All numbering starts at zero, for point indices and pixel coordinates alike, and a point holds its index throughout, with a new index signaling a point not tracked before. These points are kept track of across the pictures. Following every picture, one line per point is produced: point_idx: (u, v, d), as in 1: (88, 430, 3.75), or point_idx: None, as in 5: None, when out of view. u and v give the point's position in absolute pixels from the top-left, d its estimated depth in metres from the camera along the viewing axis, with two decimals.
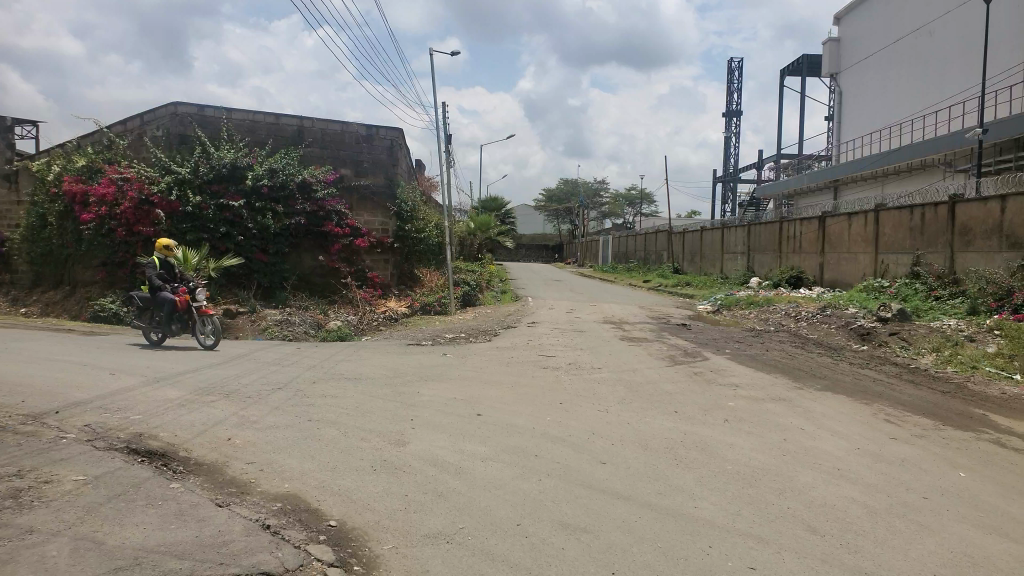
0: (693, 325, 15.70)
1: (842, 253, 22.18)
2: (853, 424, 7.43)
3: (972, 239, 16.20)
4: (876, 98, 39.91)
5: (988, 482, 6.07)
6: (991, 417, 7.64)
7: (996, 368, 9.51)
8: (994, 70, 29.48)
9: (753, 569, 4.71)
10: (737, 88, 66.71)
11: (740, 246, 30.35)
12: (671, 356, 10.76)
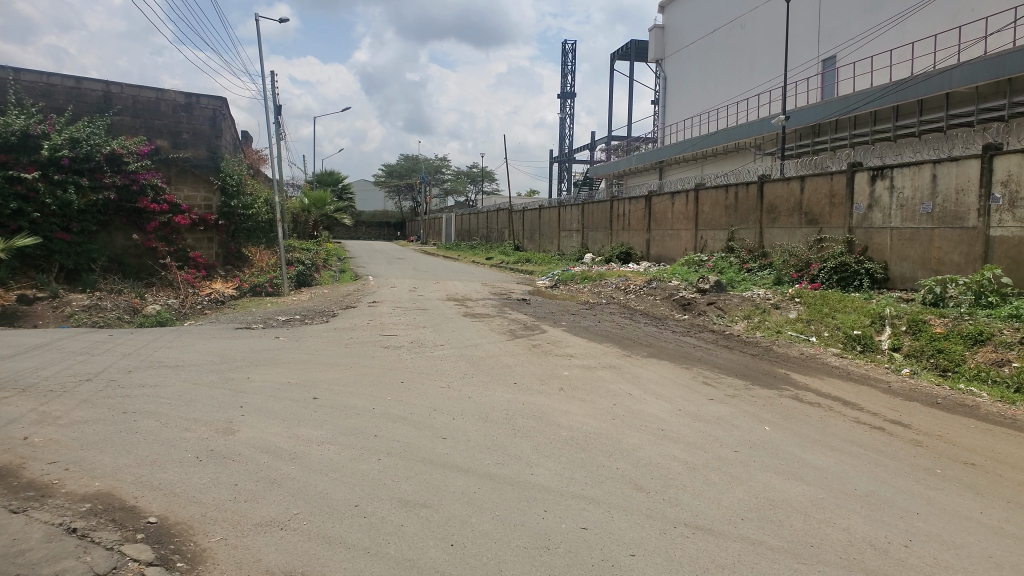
0: (531, 300, 16.11)
1: (666, 230, 23.64)
2: (676, 387, 7.98)
3: (778, 216, 17.74)
4: (695, 85, 42.74)
5: (790, 433, 6.75)
6: (790, 374, 8.51)
7: (796, 332, 10.56)
8: (795, 62, 32.43)
9: (584, 530, 4.97)
10: (571, 71, 68.92)
11: (574, 224, 31.63)
12: (510, 331, 11.00)
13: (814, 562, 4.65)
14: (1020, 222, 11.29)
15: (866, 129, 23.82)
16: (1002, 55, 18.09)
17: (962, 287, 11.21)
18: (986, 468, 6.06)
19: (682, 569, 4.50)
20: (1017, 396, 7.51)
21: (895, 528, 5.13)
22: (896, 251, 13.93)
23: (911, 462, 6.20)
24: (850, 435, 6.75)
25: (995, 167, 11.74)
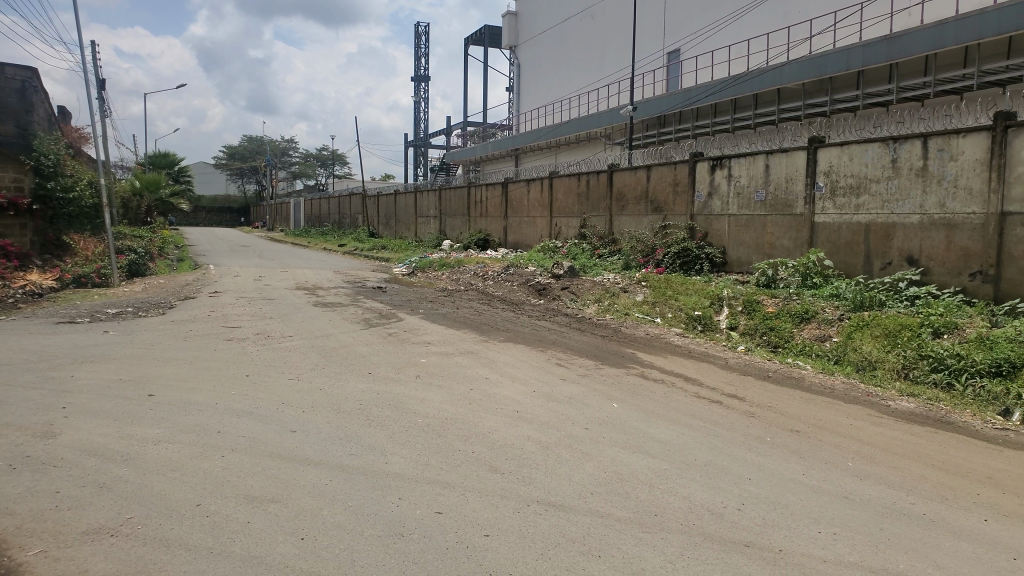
0: (387, 288, 15.90)
1: (522, 217, 24.13)
2: (530, 369, 8.18)
3: (626, 204, 18.50)
4: (549, 73, 43.69)
5: (636, 409, 7.08)
6: (638, 353, 8.95)
7: (643, 314, 11.11)
8: (642, 54, 33.89)
9: (438, 514, 5.00)
10: (424, 54, 68.61)
11: (431, 210, 31.61)
12: (366, 319, 10.83)
13: (657, 530, 4.94)
14: (839, 210, 12.41)
15: (707, 121, 25.29)
16: (823, 54, 19.42)
17: (791, 270, 12.39)
18: (808, 434, 6.63)
19: (534, 546, 4.64)
20: (836, 367, 8.33)
21: (730, 493, 5.54)
22: (734, 236, 14.95)
23: (744, 431, 6.68)
24: (691, 408, 7.17)
25: (819, 158, 12.81)
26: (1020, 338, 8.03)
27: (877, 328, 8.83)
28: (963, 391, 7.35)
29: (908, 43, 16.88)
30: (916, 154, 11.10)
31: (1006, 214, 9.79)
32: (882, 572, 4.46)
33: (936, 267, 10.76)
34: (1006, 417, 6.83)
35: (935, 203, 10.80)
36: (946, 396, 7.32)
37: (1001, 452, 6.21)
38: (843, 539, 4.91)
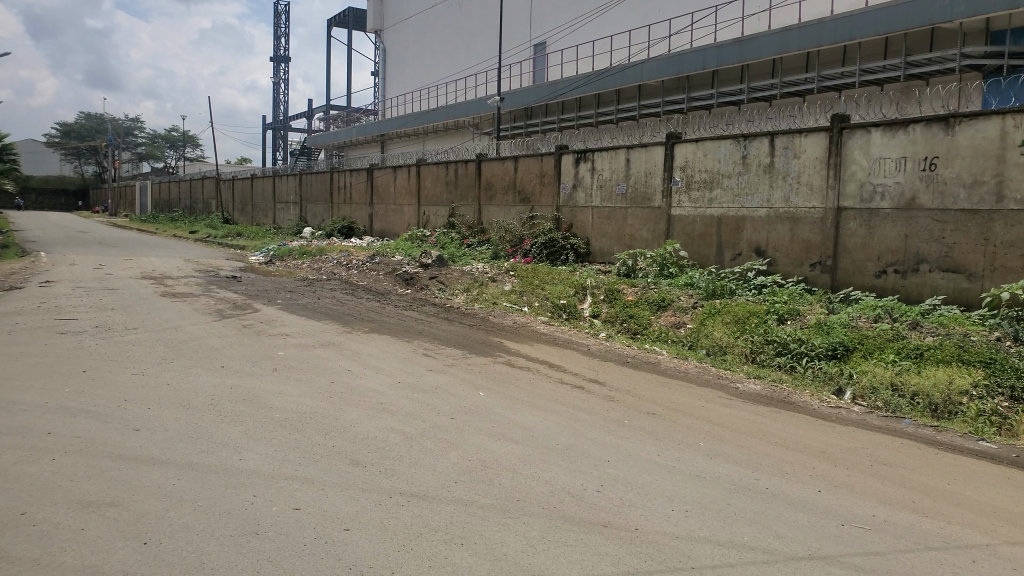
0: (243, 277, 15.19)
1: (389, 205, 23.92)
2: (396, 361, 8.07)
3: (494, 194, 18.69)
4: (415, 59, 43.31)
5: (502, 397, 7.15)
6: (504, 342, 9.06)
7: (511, 303, 11.26)
8: (510, 45, 34.26)
9: (296, 511, 4.84)
10: (284, 34, 66.28)
11: (291, 196, 30.78)
12: (219, 310, 10.31)
13: (520, 515, 5.02)
14: (694, 203, 13.07)
15: (572, 114, 25.87)
16: (682, 54, 19.98)
17: (649, 260, 13.05)
18: (664, 416, 6.93)
19: (396, 537, 4.59)
20: (689, 352, 8.79)
21: (591, 476, 5.72)
22: (597, 227, 15.45)
23: (605, 415, 6.89)
24: (554, 394, 7.33)
25: (676, 154, 13.44)
26: (851, 323, 8.80)
27: (728, 315, 9.40)
28: (803, 372, 7.96)
29: (757, 47, 17.75)
30: (763, 151, 11.84)
31: (841, 208, 10.69)
32: (727, 545, 4.76)
33: (781, 258, 11.57)
34: (838, 395, 7.47)
35: (780, 198, 11.58)
36: (788, 377, 7.91)
37: (833, 427, 6.76)
38: (693, 515, 5.18)
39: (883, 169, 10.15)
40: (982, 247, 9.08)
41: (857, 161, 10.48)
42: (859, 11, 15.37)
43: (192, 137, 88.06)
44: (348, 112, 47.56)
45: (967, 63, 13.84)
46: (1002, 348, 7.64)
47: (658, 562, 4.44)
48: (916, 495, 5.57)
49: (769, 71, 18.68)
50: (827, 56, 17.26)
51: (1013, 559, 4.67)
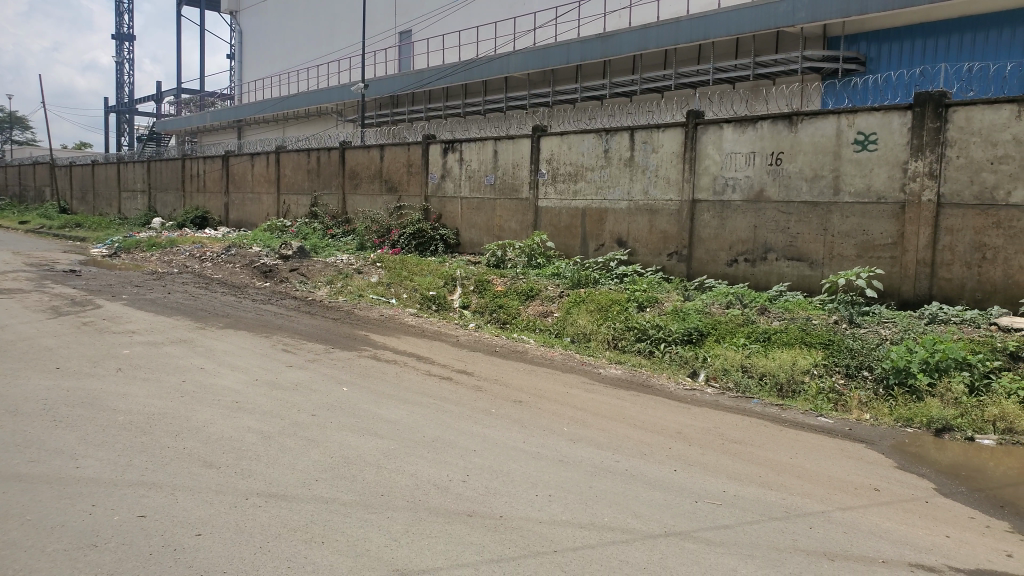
0: (84, 271, 14.16)
1: (246, 194, 23.16)
2: (253, 357, 7.78)
3: (359, 183, 18.44)
4: (274, 42, 41.69)
5: (366, 391, 7.04)
6: (369, 335, 8.94)
7: (377, 295, 11.16)
8: (376, 31, 33.66)
9: (141, 518, 4.57)
10: (129, 11, 61.98)
11: (139, 183, 29.06)
12: (53, 308, 9.53)
13: (383, 510, 4.97)
14: (560, 195, 13.38)
15: (439, 103, 25.59)
16: (547, 47, 20.19)
17: (517, 251, 13.25)
18: (529, 403, 7.05)
19: (253, 540, 4.42)
20: (555, 341, 9.01)
21: (457, 467, 5.74)
22: (466, 218, 15.56)
23: (471, 405, 6.93)
24: (421, 387, 7.30)
25: (541, 146, 13.69)
26: (705, 309, 9.30)
27: (592, 303, 9.71)
28: (661, 357, 8.34)
29: (619, 43, 18.21)
30: (624, 146, 12.24)
31: (697, 201, 11.25)
32: (589, 526, 4.91)
33: (641, 248, 12.05)
34: (693, 377, 7.88)
35: (640, 191, 12.03)
36: (647, 362, 8.25)
37: (687, 408, 7.10)
38: (556, 500, 5.30)
39: (734, 164, 10.75)
40: (822, 237, 9.84)
41: (710, 155, 11.04)
42: (712, 12, 16.11)
43: (22, 119, 80.47)
44: (200, 95, 45.02)
45: (808, 65, 14.71)
46: (837, 330, 8.31)
47: (521, 547, 4.52)
48: (761, 470, 5.96)
49: (630, 68, 19.21)
50: (682, 54, 17.97)
51: (844, 522, 5.10)
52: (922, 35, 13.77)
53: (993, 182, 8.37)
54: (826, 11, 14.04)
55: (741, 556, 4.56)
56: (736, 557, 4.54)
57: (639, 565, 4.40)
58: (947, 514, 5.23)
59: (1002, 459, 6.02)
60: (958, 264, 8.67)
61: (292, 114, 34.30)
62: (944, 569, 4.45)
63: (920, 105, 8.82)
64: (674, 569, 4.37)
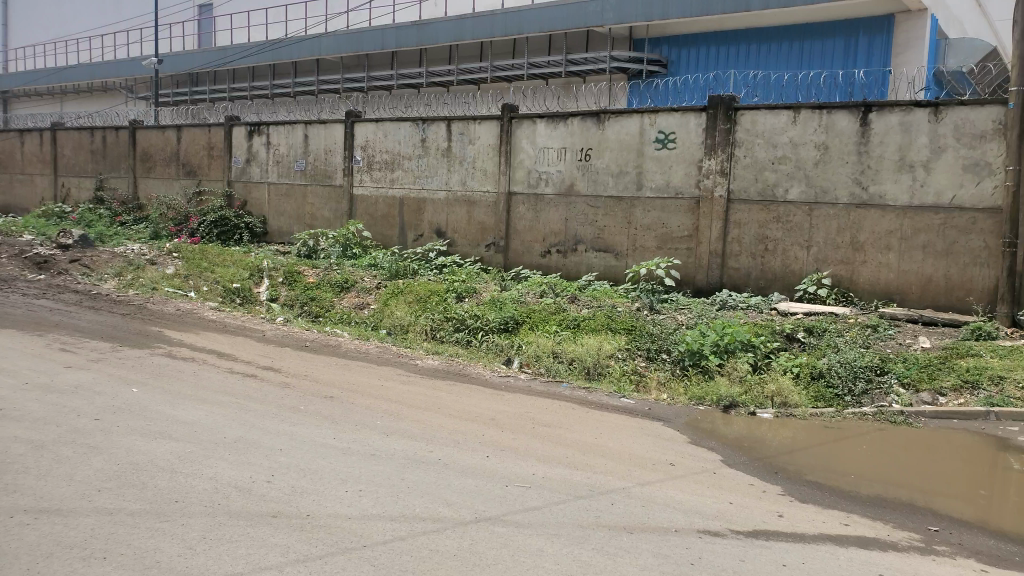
0: None
1: (15, 175, 20.74)
2: (20, 359, 6.97)
3: (152, 166, 17.23)
4: (49, 5, 37.24)
5: (160, 392, 6.55)
6: (164, 332, 8.32)
7: (172, 288, 10.54)
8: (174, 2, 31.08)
9: None
10: None
11: None
12: None
13: (177, 517, 4.63)
14: (376, 183, 13.21)
15: (244, 83, 23.75)
16: (360, 31, 19.48)
17: (330, 241, 12.94)
18: (341, 398, 6.88)
19: (19, 564, 3.96)
20: (371, 333, 8.91)
21: (261, 467, 5.47)
22: (274, 206, 15.02)
23: (279, 403, 6.64)
24: (224, 385, 6.91)
25: (355, 132, 13.43)
26: (520, 299, 9.59)
27: (410, 295, 9.76)
28: (478, 345, 8.49)
29: (434, 32, 18.00)
30: (440, 136, 12.28)
31: (513, 193, 11.51)
32: (400, 518, 4.85)
33: (459, 240, 12.18)
34: (507, 365, 8.07)
35: (457, 181, 12.13)
36: (464, 351, 8.37)
37: (502, 395, 7.26)
38: (367, 494, 5.19)
39: (547, 158, 11.12)
40: (627, 230, 10.43)
41: (524, 148, 11.35)
42: (527, 7, 16.37)
43: None
44: None
45: (615, 65, 15.30)
46: (640, 316, 8.87)
47: (328, 545, 4.37)
48: (569, 451, 6.20)
49: (446, 58, 19.01)
50: (497, 48, 18.01)
51: (642, 496, 5.43)
52: (716, 43, 14.94)
53: (774, 181, 9.30)
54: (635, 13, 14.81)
55: (548, 536, 4.72)
56: (543, 537, 4.69)
57: (449, 553, 4.41)
58: (731, 482, 5.74)
59: (778, 429, 6.68)
60: (744, 255, 9.55)
61: (71, 88, 30.91)
62: (727, 533, 4.86)
63: (713, 108, 9.59)
64: (483, 554, 4.42)
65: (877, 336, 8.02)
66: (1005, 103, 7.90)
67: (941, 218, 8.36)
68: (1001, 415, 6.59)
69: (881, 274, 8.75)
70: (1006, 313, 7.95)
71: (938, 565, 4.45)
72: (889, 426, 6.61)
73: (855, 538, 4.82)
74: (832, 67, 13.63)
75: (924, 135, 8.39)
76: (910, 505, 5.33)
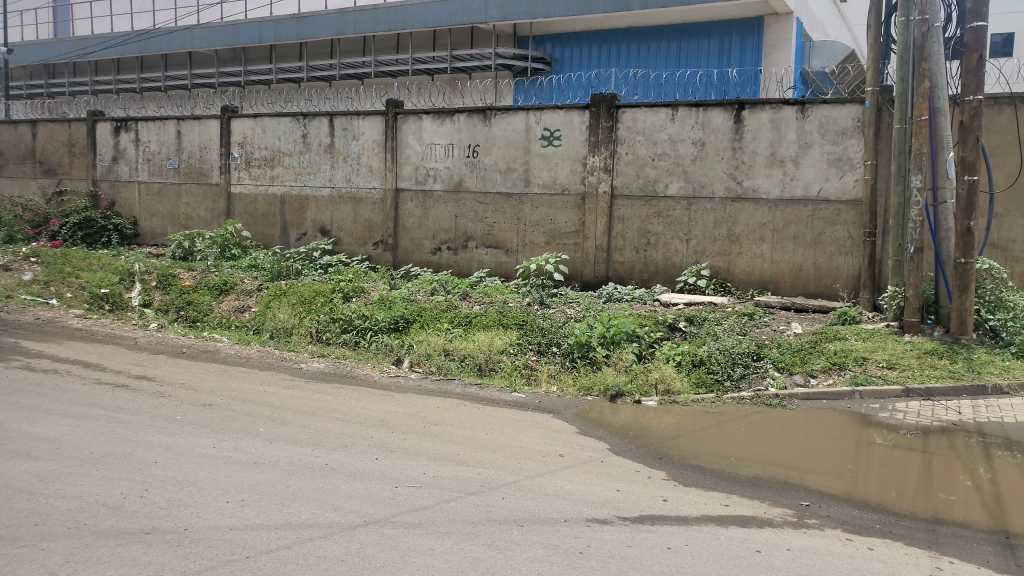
0: None
1: None
2: None
3: (5, 164, 16.01)
4: None
5: (15, 408, 6.10)
6: (22, 343, 7.74)
7: (32, 295, 9.86)
8: None
9: None
10: None
11: None
12: None
13: (37, 542, 4.32)
14: (255, 180, 12.79)
15: (108, 76, 22.25)
16: (235, 23, 18.75)
17: (208, 242, 12.39)
18: (220, 406, 6.63)
19: None
20: (252, 338, 8.64)
21: (132, 481, 5.17)
22: (145, 206, 14.28)
23: (151, 414, 6.32)
24: (88, 398, 6.50)
25: (232, 128, 12.94)
26: (410, 297, 9.54)
27: (293, 296, 9.55)
28: (366, 346, 8.36)
29: (314, 25, 17.57)
30: (323, 131, 12.00)
31: (400, 190, 11.40)
32: (285, 526, 4.69)
33: (345, 237, 11.95)
34: (397, 365, 7.98)
35: (342, 178, 11.89)
36: (351, 352, 8.23)
37: (391, 396, 7.18)
38: (250, 503, 5.00)
39: (433, 154, 11.07)
40: (516, 226, 10.55)
41: (410, 145, 11.26)
42: (410, 2, 16.21)
43: None
44: None
45: (500, 62, 15.41)
46: (530, 311, 8.98)
47: (208, 559, 4.18)
48: (461, 449, 6.18)
49: (327, 52, 18.48)
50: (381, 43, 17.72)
51: (533, 489, 5.48)
52: (599, 41, 15.27)
53: (655, 176, 9.62)
54: (521, 10, 14.94)
55: (438, 535, 4.68)
56: (433, 536, 4.65)
57: (336, 559, 4.30)
58: (619, 470, 5.89)
59: (663, 416, 6.91)
60: (629, 249, 9.85)
61: None
62: (615, 520, 4.97)
63: (595, 106, 9.81)
64: (371, 557, 4.33)
65: (753, 323, 8.44)
66: (862, 102, 8.45)
67: (809, 210, 8.89)
68: (864, 393, 7.06)
69: (756, 265, 9.22)
70: (868, 299, 8.51)
71: (809, 537, 4.71)
72: (764, 408, 6.96)
73: (735, 517, 5.03)
74: (708, 66, 14.22)
75: (792, 132, 8.88)
76: (784, 483, 5.62)
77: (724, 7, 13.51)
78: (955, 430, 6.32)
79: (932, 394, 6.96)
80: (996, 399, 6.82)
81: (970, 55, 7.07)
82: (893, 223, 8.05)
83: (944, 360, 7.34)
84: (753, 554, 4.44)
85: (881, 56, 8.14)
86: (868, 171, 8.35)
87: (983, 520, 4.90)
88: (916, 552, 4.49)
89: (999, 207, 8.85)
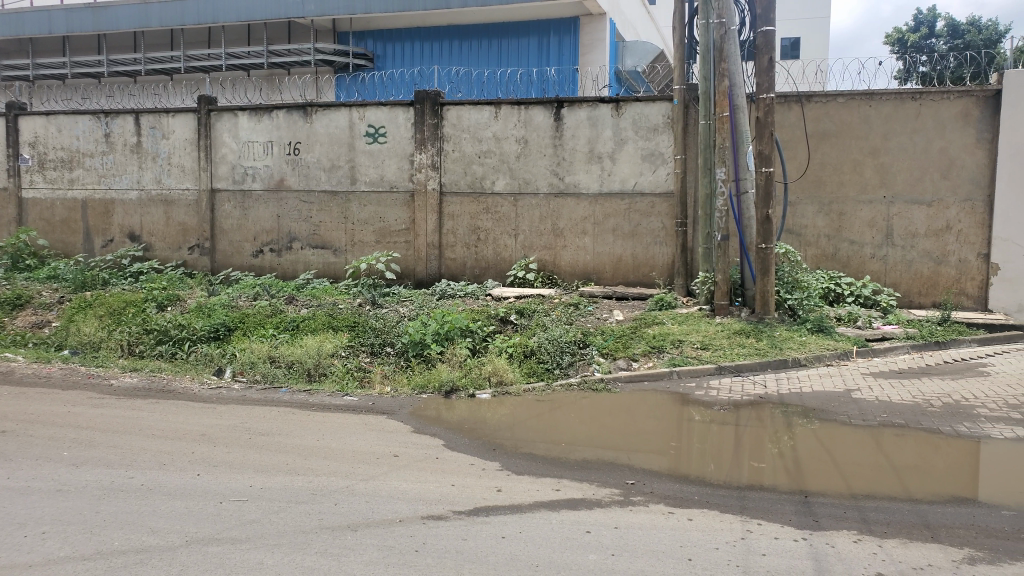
0: None
1: None
2: None
3: None
4: None
5: None
6: None
7: None
8: None
9: None
10: None
11: None
12: None
13: None
14: (50, 184, 11.78)
15: None
16: (19, 11, 17.07)
17: None
18: (14, 432, 6.07)
19: None
20: (52, 355, 7.96)
21: None
22: None
23: None
24: None
25: (21, 127, 11.83)
26: (239, 304, 9.13)
27: (108, 309, 8.87)
28: (185, 358, 7.92)
29: (114, 16, 16.33)
30: (128, 130, 11.25)
31: (216, 190, 10.93)
32: (94, 556, 4.32)
33: (157, 242, 11.30)
34: (219, 375, 7.64)
35: (150, 179, 11.20)
36: (167, 365, 7.78)
37: (210, 408, 6.87)
38: (51, 536, 4.56)
39: (251, 152, 10.67)
40: (343, 225, 10.38)
41: (226, 143, 10.78)
42: None
43: None
44: None
45: (320, 57, 15.01)
46: (362, 311, 8.90)
47: None
48: (286, 457, 5.99)
49: (130, 45, 17.15)
50: (192, 36, 16.79)
51: (365, 492, 5.39)
52: (422, 38, 15.32)
53: (481, 173, 9.79)
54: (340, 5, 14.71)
55: (266, 548, 4.47)
56: (260, 550, 4.44)
57: None
58: (452, 465, 5.90)
59: (497, 407, 7.04)
60: (460, 245, 9.97)
61: None
62: (449, 515, 4.99)
63: (420, 103, 9.82)
64: None
65: (579, 313, 8.80)
66: (671, 99, 9.00)
67: (625, 203, 9.38)
68: (681, 372, 7.54)
69: (580, 257, 9.62)
70: (683, 284, 9.11)
71: (633, 514, 4.94)
72: (589, 393, 7.26)
73: (566, 501, 5.21)
74: (529, 64, 14.63)
75: (607, 129, 9.31)
76: (611, 464, 5.88)
77: (540, 7, 13.97)
78: (763, 402, 6.88)
79: (741, 369, 7.54)
80: (796, 370, 7.51)
81: (762, 57, 7.70)
82: (703, 213, 8.64)
83: (750, 339, 7.98)
84: (583, 535, 4.61)
85: (686, 57, 8.69)
86: (678, 164, 8.92)
87: (787, 483, 5.35)
88: (730, 518, 4.81)
89: (792, 196, 9.74)
